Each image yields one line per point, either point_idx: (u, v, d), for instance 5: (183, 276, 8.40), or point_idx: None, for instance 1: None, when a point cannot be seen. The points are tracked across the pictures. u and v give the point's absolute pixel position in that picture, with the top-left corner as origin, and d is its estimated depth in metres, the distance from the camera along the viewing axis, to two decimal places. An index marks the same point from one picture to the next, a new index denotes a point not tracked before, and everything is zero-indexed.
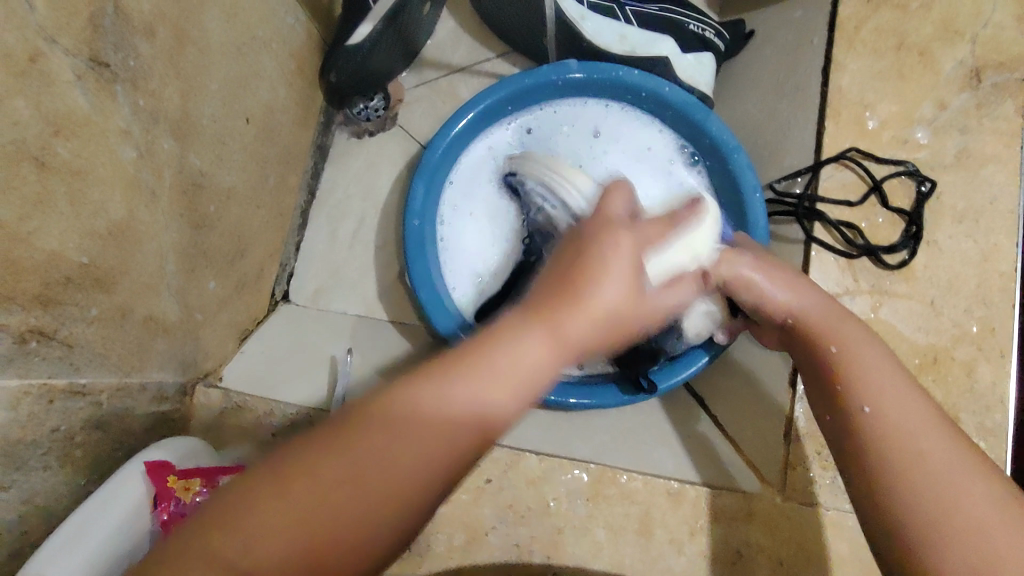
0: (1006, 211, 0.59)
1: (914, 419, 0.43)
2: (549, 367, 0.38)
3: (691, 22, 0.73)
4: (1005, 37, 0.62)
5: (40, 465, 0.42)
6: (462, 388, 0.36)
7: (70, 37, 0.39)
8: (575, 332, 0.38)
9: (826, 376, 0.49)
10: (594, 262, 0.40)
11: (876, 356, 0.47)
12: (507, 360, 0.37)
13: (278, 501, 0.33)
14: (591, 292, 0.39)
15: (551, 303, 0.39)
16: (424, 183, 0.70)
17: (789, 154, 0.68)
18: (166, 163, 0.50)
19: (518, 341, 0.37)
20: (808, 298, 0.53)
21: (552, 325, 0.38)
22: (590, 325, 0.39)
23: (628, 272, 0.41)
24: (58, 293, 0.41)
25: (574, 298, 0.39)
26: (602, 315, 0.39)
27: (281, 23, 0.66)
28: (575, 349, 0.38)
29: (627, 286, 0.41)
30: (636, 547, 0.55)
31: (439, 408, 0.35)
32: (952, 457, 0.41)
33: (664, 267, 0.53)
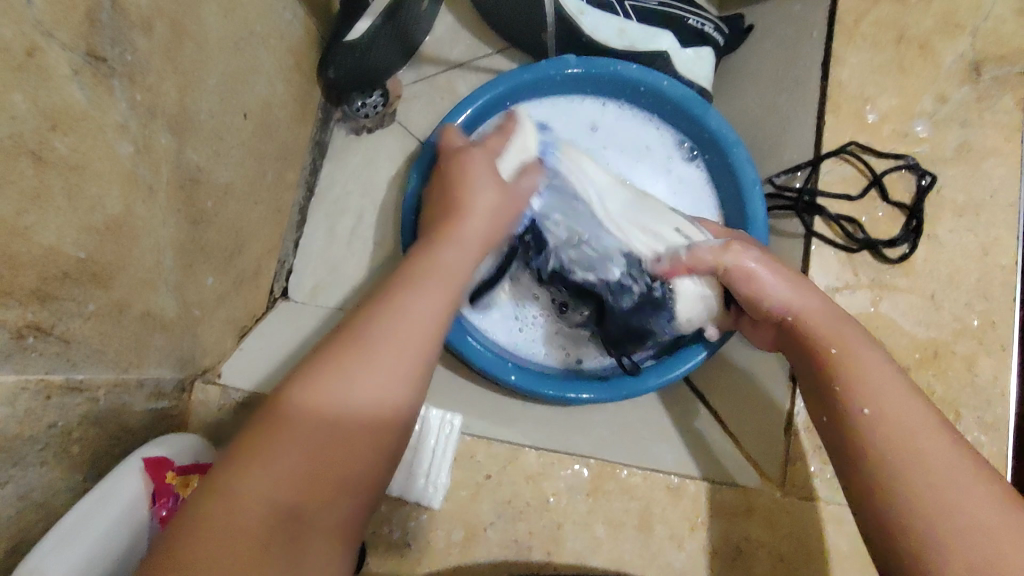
0: (1007, 205, 0.59)
1: (914, 422, 0.43)
2: (458, 266, 0.46)
3: (690, 17, 0.73)
4: (1006, 31, 0.62)
5: (37, 461, 0.42)
6: (390, 307, 0.42)
7: (67, 30, 0.39)
8: (469, 231, 0.48)
9: (823, 378, 0.48)
10: (467, 184, 0.51)
11: (871, 358, 0.47)
12: (425, 271, 0.44)
13: (258, 445, 0.37)
14: (470, 201, 0.50)
15: (447, 225, 0.49)
16: (422, 180, 0.69)
17: (789, 148, 0.68)
18: (163, 159, 0.50)
19: (421, 258, 0.45)
20: (806, 301, 0.53)
21: (449, 237, 0.48)
22: (482, 221, 0.50)
23: (495, 181, 0.52)
24: (55, 288, 0.41)
25: (460, 211, 0.50)
26: (486, 214, 0.50)
27: (279, 19, 0.65)
28: (476, 245, 0.49)
29: (495, 190, 0.52)
30: (636, 542, 0.55)
31: (380, 327, 0.40)
32: (951, 459, 0.41)
33: (510, 160, 0.57)
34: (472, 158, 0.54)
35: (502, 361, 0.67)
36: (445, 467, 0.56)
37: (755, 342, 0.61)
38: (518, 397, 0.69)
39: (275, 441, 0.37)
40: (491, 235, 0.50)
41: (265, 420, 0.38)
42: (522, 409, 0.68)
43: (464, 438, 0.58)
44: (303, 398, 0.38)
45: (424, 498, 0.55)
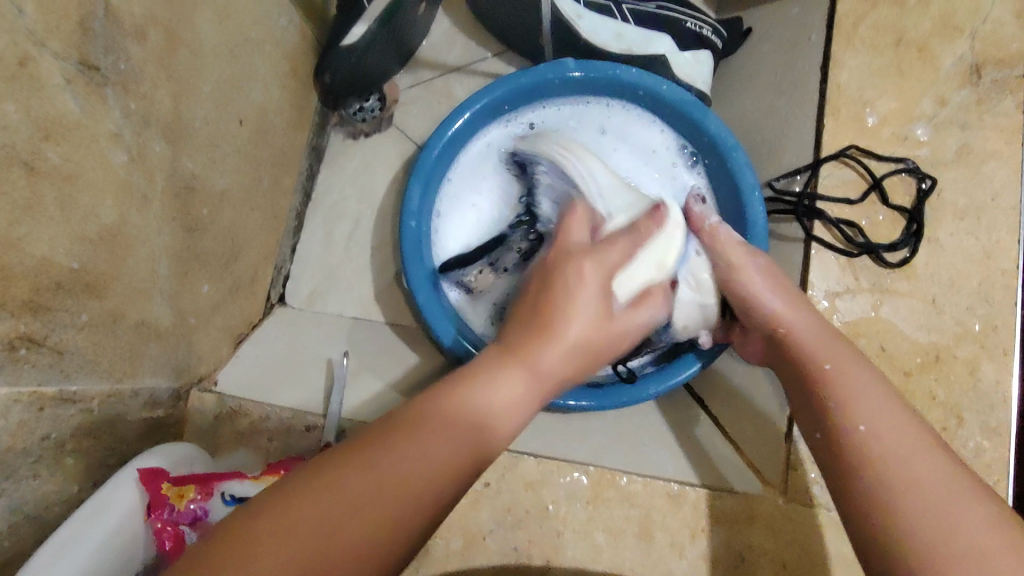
0: (1008, 208, 0.59)
1: (906, 439, 0.43)
2: (525, 406, 0.43)
3: (688, 20, 0.72)
4: (1006, 33, 0.62)
5: (29, 474, 0.42)
6: (452, 434, 0.39)
7: (59, 39, 0.38)
8: (548, 363, 0.44)
9: (816, 394, 0.49)
10: (567, 296, 0.46)
11: (862, 374, 0.48)
12: (484, 399, 0.41)
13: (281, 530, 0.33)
14: (564, 328, 0.45)
15: (526, 341, 0.45)
16: (420, 184, 0.69)
17: (788, 152, 0.67)
18: (157, 166, 0.50)
19: (491, 379, 0.42)
20: (798, 318, 0.54)
21: (527, 362, 0.44)
22: (565, 356, 0.45)
23: (599, 304, 0.47)
24: (48, 299, 0.41)
25: (551, 336, 0.45)
26: (575, 349, 0.45)
27: (275, 24, 0.65)
28: (550, 381, 0.44)
29: (594, 316, 0.47)
30: (636, 550, 0.54)
31: (435, 440, 0.38)
32: (942, 476, 0.41)
33: (628, 280, 0.52)
34: (591, 279, 0.48)
35: None
36: None
37: (745, 356, 0.62)
38: None
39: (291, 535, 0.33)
40: (568, 376, 0.46)
41: (300, 497, 0.34)
42: None
43: None
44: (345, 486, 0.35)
45: None
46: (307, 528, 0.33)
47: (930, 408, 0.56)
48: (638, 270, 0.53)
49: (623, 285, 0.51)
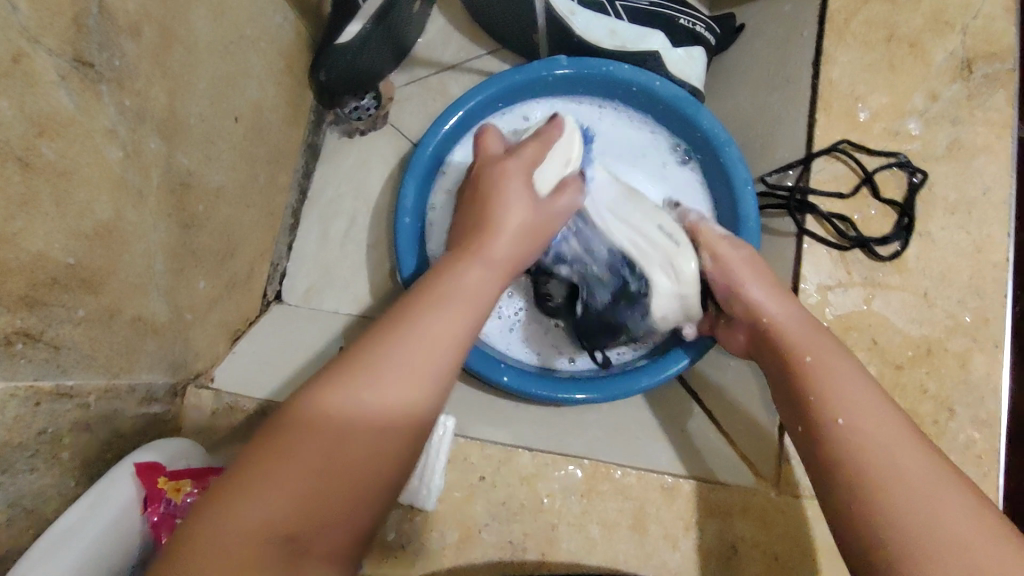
0: (998, 202, 0.59)
1: (888, 431, 0.44)
2: (482, 287, 0.48)
3: (682, 17, 0.73)
4: (996, 28, 0.62)
5: (26, 468, 0.42)
6: (424, 321, 0.42)
7: (53, 36, 0.38)
8: (502, 249, 0.51)
9: (800, 389, 0.50)
10: (501, 195, 0.55)
11: (844, 368, 0.49)
12: (450, 290, 0.46)
13: (295, 445, 0.37)
14: (505, 219, 0.53)
15: (476, 239, 0.52)
16: (414, 182, 0.69)
17: (781, 147, 0.68)
18: (153, 163, 0.50)
19: (452, 275, 0.47)
20: (783, 306, 0.55)
21: (479, 254, 0.50)
22: (515, 239, 0.53)
23: (529, 196, 0.56)
24: (44, 295, 0.41)
25: (493, 228, 0.52)
26: (518, 231, 0.54)
27: (269, 22, 0.65)
28: (504, 265, 0.51)
29: (527, 205, 0.55)
30: (630, 543, 0.55)
31: (419, 333, 0.42)
32: (924, 467, 0.41)
33: (548, 181, 0.59)
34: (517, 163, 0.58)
35: (494, 361, 0.67)
36: (439, 470, 0.56)
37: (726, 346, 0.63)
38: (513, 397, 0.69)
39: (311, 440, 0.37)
40: (522, 258, 0.54)
41: (308, 412, 0.38)
42: (516, 409, 0.68)
43: (459, 440, 0.58)
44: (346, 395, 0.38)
45: (418, 501, 0.55)
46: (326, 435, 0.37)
47: (922, 400, 0.56)
48: (549, 170, 0.59)
49: (545, 179, 0.59)
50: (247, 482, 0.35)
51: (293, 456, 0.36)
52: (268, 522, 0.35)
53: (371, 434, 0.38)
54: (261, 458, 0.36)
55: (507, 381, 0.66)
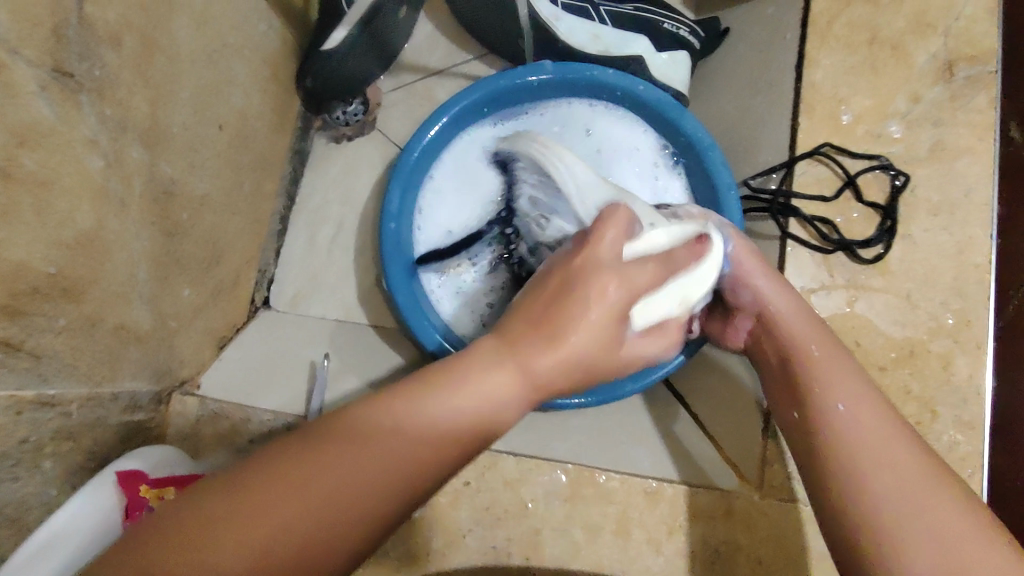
0: (981, 204, 0.59)
1: (875, 416, 0.45)
2: (512, 398, 0.40)
3: (666, 22, 0.73)
4: (978, 30, 0.62)
5: (8, 477, 0.42)
6: (444, 402, 0.39)
7: (33, 47, 0.39)
8: (544, 366, 0.40)
9: (791, 373, 0.51)
10: (573, 307, 0.41)
11: (832, 353, 0.50)
12: (473, 377, 0.40)
13: (294, 481, 0.34)
14: (566, 336, 0.40)
15: (523, 336, 0.41)
16: (399, 187, 0.70)
17: (764, 150, 0.68)
18: (135, 172, 0.50)
19: (481, 370, 0.40)
20: (784, 300, 0.54)
21: (518, 356, 0.40)
22: (559, 364, 0.40)
23: (612, 320, 0.42)
24: (26, 304, 0.41)
25: (549, 338, 0.40)
26: (572, 360, 0.41)
27: (254, 29, 0.65)
28: (542, 385, 0.41)
29: (599, 336, 0.42)
30: (614, 547, 0.55)
31: (436, 410, 0.38)
32: (915, 459, 0.42)
33: (648, 312, 0.48)
34: (614, 300, 0.42)
35: None
36: None
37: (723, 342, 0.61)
38: None
39: (306, 487, 0.34)
40: (560, 384, 0.41)
41: (309, 449, 0.36)
42: None
43: None
44: (344, 446, 0.36)
45: None
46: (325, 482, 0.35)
47: (905, 402, 0.56)
48: (657, 301, 0.48)
49: (645, 314, 0.48)
50: (233, 518, 0.33)
51: (290, 497, 0.34)
52: (250, 572, 0.32)
53: (369, 490, 0.35)
54: (252, 494, 0.34)
55: None
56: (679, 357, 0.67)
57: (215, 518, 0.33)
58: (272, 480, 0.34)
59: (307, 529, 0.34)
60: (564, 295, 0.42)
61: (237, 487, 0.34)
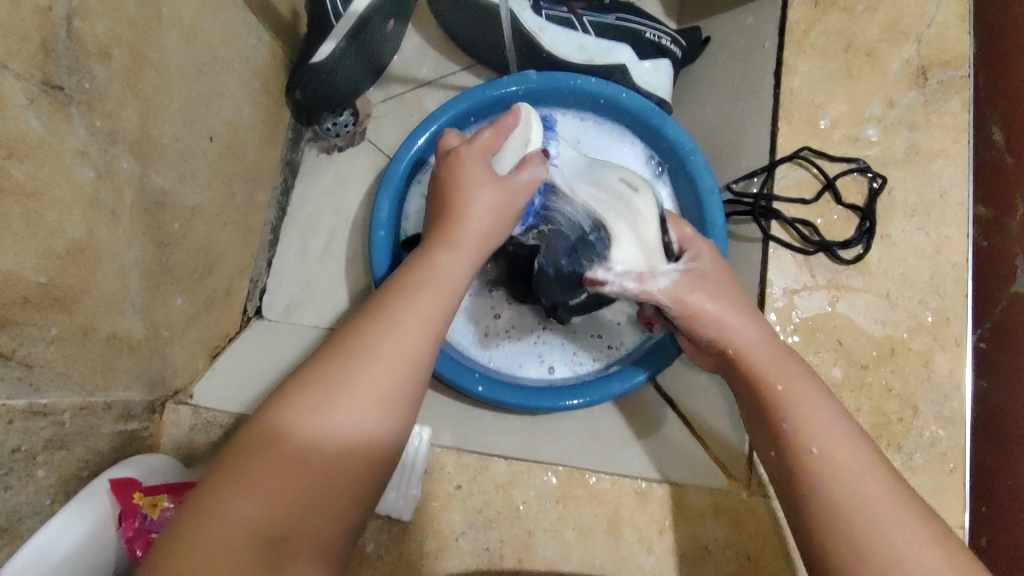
0: (956, 204, 0.61)
1: (862, 468, 0.44)
2: (462, 267, 0.48)
3: (647, 30, 0.75)
4: (950, 36, 0.64)
5: (2, 485, 0.42)
6: (412, 304, 0.44)
7: (21, 61, 0.40)
8: (480, 223, 0.51)
9: (772, 421, 0.48)
10: (464, 182, 0.53)
11: (816, 396, 0.47)
12: (433, 273, 0.46)
13: (292, 439, 0.38)
14: (468, 204, 0.51)
15: (444, 228, 0.50)
16: (388, 196, 0.71)
17: (746, 155, 0.69)
18: (126, 183, 0.51)
19: (428, 259, 0.47)
20: (736, 309, 0.52)
21: (451, 235, 0.49)
22: (485, 212, 0.51)
23: (491, 177, 0.53)
24: (16, 313, 0.42)
25: (458, 215, 0.51)
26: (488, 206, 0.52)
27: (242, 43, 0.66)
28: (471, 249, 0.50)
29: (495, 193, 0.52)
30: (605, 547, 0.56)
31: (410, 317, 0.43)
32: (899, 518, 0.41)
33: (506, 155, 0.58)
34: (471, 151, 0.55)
35: (469, 371, 0.68)
36: (415, 480, 0.57)
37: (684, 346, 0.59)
38: (488, 406, 0.70)
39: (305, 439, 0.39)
40: (491, 231, 0.52)
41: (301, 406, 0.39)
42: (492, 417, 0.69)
43: (435, 450, 0.59)
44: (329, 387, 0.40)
45: (394, 510, 0.56)
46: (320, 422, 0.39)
47: (887, 399, 0.57)
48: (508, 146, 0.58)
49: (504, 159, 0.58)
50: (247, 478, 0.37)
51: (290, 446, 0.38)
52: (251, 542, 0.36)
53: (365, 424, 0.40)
54: (256, 458, 0.38)
55: (480, 391, 0.66)
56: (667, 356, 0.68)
57: (232, 491, 0.37)
58: (272, 440, 0.38)
59: (311, 469, 0.38)
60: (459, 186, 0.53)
61: (245, 451, 0.38)
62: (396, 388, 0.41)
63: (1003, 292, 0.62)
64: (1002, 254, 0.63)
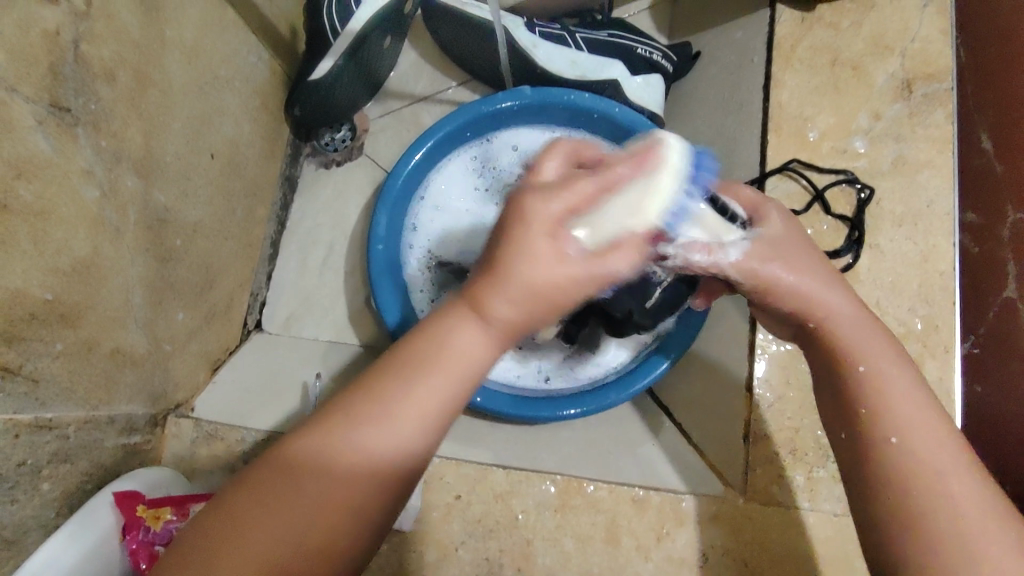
0: (942, 214, 0.62)
1: (946, 458, 0.40)
2: (485, 350, 0.40)
3: (639, 46, 0.77)
4: (933, 50, 0.66)
5: (8, 499, 0.43)
6: (412, 389, 0.39)
7: (30, 84, 0.41)
8: (511, 314, 0.39)
9: (845, 401, 0.44)
10: (519, 243, 0.38)
11: (901, 377, 0.43)
12: (445, 352, 0.39)
13: (277, 513, 0.37)
14: (520, 270, 0.38)
15: (480, 285, 0.39)
16: (386, 210, 0.72)
17: (737, 167, 0.71)
18: (130, 201, 0.52)
19: (444, 333, 0.40)
20: (825, 281, 0.47)
21: (477, 309, 0.40)
22: (513, 300, 0.38)
23: (557, 244, 0.38)
24: (23, 330, 0.43)
25: (505, 284, 0.38)
26: (527, 292, 0.38)
27: (243, 62, 0.68)
28: (506, 327, 0.39)
29: (556, 261, 0.38)
30: (604, 555, 0.56)
31: (409, 402, 0.39)
32: (980, 504, 0.39)
33: (598, 226, 0.39)
34: (540, 216, 0.38)
35: None
36: (415, 490, 0.58)
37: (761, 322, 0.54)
38: (487, 417, 0.71)
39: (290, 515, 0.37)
40: (524, 320, 0.39)
41: (286, 475, 0.38)
42: (489, 428, 0.69)
43: (434, 460, 0.60)
44: (316, 462, 0.38)
45: (395, 521, 0.57)
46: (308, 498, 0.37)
47: None
48: (606, 214, 0.40)
49: (598, 228, 0.39)
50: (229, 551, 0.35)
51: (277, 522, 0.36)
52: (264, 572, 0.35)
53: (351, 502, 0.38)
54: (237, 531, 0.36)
55: (479, 401, 0.67)
56: (664, 362, 0.69)
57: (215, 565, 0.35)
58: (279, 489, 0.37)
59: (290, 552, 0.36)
60: (511, 238, 0.38)
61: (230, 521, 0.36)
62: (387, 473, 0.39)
63: (997, 296, 0.64)
64: (993, 259, 0.65)
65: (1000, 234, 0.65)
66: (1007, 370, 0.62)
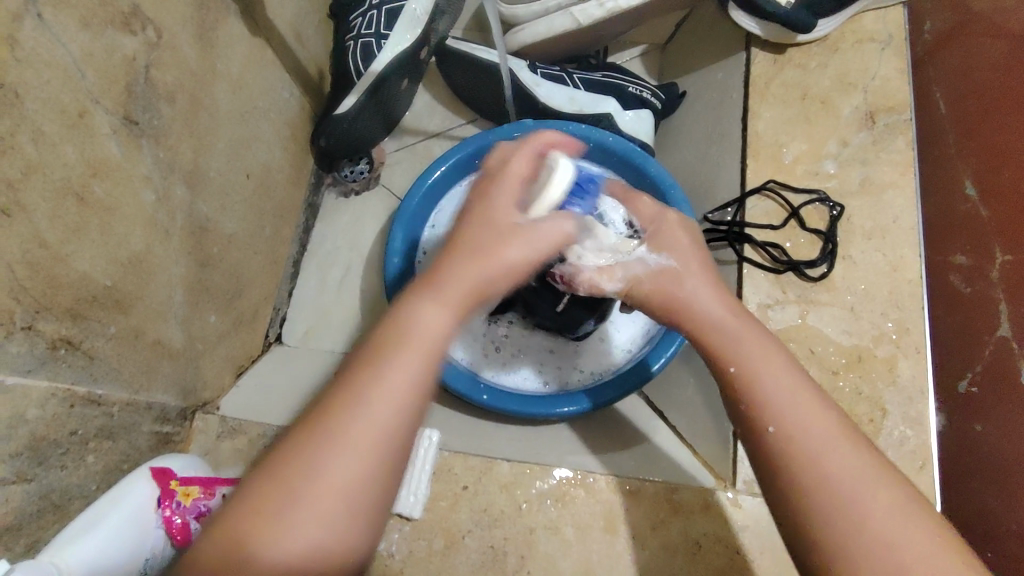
0: (908, 228, 0.69)
1: (816, 436, 0.43)
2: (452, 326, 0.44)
3: (630, 85, 0.87)
4: (892, 86, 0.74)
5: (58, 464, 0.48)
6: (404, 359, 0.41)
7: (110, 98, 0.48)
8: (480, 272, 0.45)
9: (729, 398, 0.47)
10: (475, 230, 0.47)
11: (777, 374, 0.46)
12: (413, 333, 0.42)
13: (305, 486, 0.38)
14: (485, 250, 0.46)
15: (444, 266, 0.45)
16: (400, 227, 0.79)
17: (720, 191, 0.78)
18: (178, 206, 0.59)
19: (424, 310, 0.43)
20: (696, 287, 0.51)
21: (447, 283, 0.44)
22: (484, 272, 0.45)
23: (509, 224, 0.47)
24: (85, 309, 0.48)
25: (468, 261, 0.45)
26: (495, 263, 0.45)
27: (278, 96, 0.76)
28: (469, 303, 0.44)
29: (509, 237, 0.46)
30: (602, 543, 0.60)
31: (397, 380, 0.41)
32: (855, 470, 0.42)
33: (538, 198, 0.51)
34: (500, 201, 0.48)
35: (474, 382, 0.74)
36: (424, 479, 0.62)
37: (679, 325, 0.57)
38: (495, 419, 0.77)
39: (305, 511, 0.38)
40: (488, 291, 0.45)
41: (301, 463, 0.39)
42: (498, 430, 0.74)
43: (444, 453, 0.64)
44: (330, 440, 0.39)
45: (406, 509, 0.61)
46: (317, 496, 0.38)
47: (857, 402, 0.63)
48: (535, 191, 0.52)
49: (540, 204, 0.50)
50: (257, 526, 0.38)
51: (292, 520, 0.38)
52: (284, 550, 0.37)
53: (366, 474, 0.39)
54: (277, 499, 0.38)
55: (486, 399, 0.73)
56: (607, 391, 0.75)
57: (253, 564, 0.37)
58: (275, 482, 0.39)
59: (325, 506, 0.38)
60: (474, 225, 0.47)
61: (273, 480, 0.39)
62: (375, 457, 0.39)
63: (989, 335, 0.62)
64: (984, 299, 0.63)
65: (990, 274, 0.64)
66: (1011, 407, 0.59)
